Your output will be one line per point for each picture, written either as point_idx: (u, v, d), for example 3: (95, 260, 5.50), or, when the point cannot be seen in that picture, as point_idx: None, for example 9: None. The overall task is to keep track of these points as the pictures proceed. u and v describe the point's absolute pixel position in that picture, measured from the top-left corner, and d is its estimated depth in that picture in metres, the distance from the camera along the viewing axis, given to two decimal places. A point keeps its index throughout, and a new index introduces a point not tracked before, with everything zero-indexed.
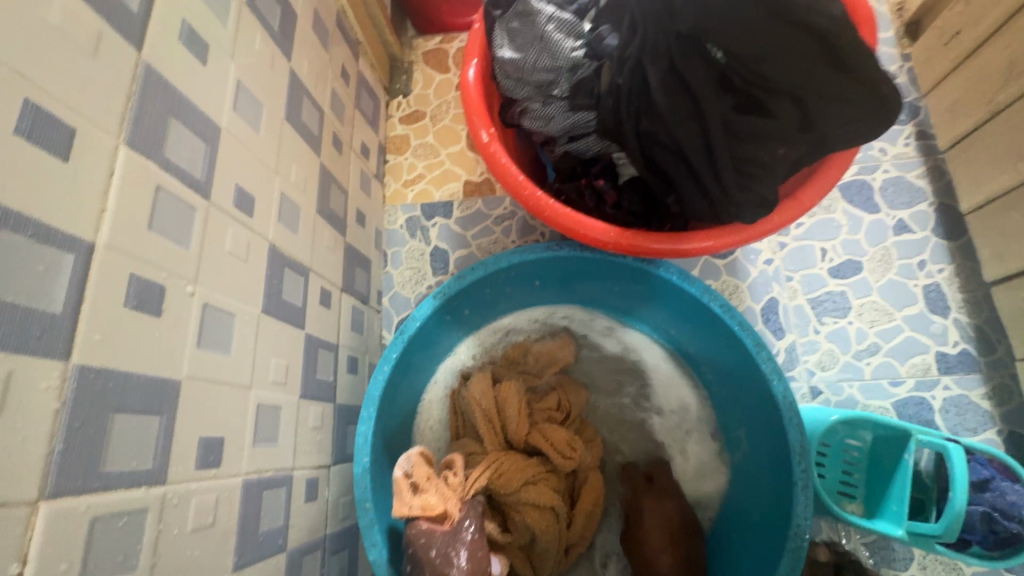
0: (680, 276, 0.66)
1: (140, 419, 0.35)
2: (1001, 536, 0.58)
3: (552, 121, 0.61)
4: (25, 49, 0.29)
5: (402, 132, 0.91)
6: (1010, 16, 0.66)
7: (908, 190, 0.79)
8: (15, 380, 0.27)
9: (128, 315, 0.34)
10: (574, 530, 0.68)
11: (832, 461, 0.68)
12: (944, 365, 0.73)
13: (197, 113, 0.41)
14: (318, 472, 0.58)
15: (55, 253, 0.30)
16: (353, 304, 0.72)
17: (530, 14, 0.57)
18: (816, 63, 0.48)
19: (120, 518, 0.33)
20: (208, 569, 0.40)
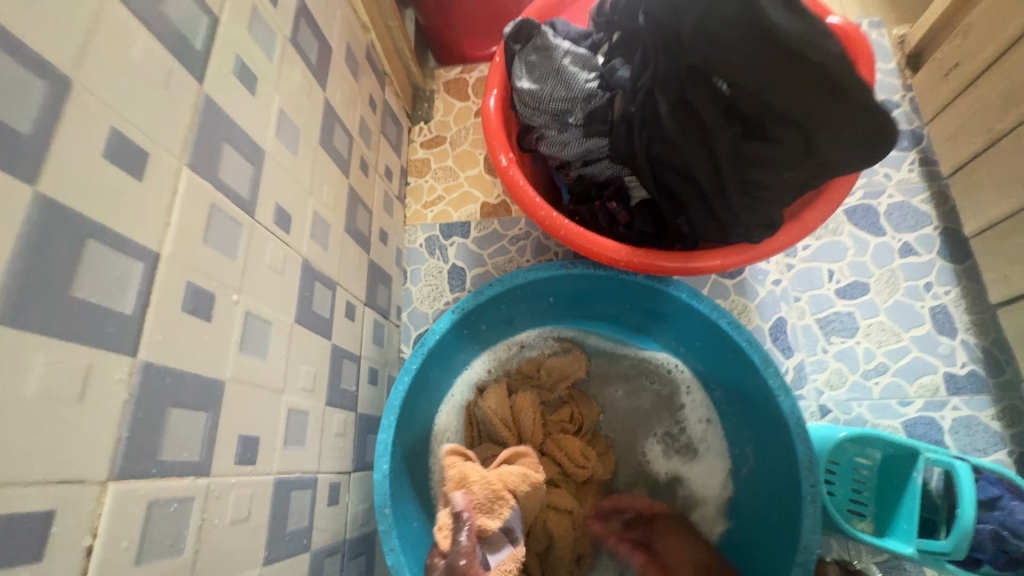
0: (690, 295, 0.68)
1: (191, 414, 0.38)
2: (1012, 555, 0.58)
3: (568, 146, 0.66)
4: (115, 83, 0.34)
5: (423, 156, 0.96)
6: (1007, 49, 0.69)
7: (913, 214, 0.82)
8: (94, 371, 0.31)
9: (185, 318, 0.37)
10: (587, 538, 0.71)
11: (842, 478, 0.70)
12: (953, 386, 0.74)
13: (246, 138, 0.46)
14: (340, 478, 0.61)
15: (129, 260, 0.33)
16: (374, 317, 0.75)
17: (547, 49, 0.62)
18: (821, 92, 0.50)
19: (171, 505, 0.36)
20: (240, 561, 0.42)
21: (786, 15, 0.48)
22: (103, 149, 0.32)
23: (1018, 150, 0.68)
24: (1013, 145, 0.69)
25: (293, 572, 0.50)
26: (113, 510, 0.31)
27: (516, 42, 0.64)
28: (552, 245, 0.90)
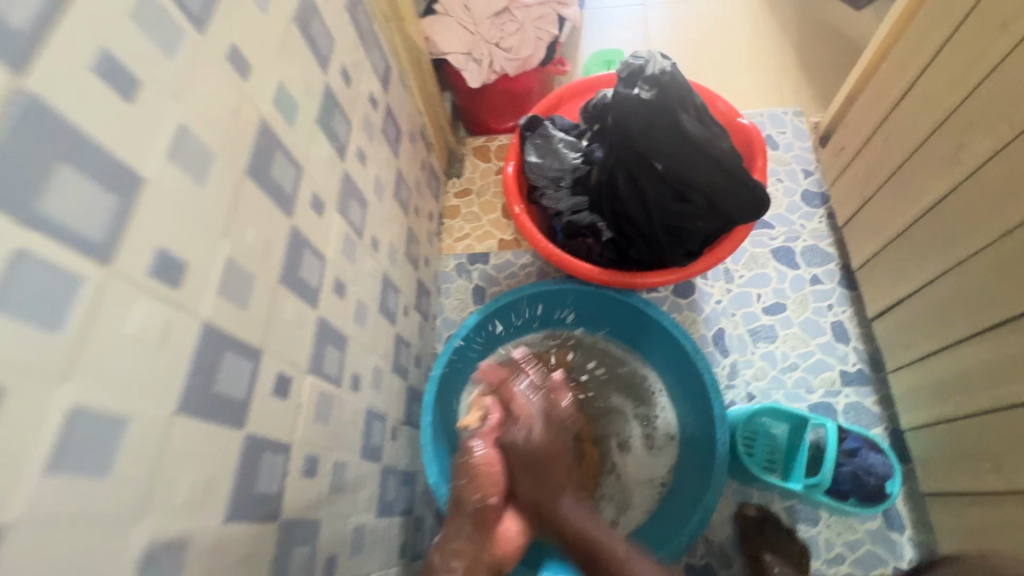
0: (644, 303, 0.96)
1: (334, 350, 0.66)
2: (867, 488, 0.84)
3: (561, 201, 0.95)
4: (315, 167, 0.64)
5: (455, 203, 1.27)
6: (865, 141, 0.99)
7: (820, 253, 1.10)
8: (306, 314, 0.59)
9: (334, 294, 0.66)
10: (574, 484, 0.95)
11: (760, 445, 0.93)
12: (846, 379, 1.00)
13: (357, 193, 0.76)
14: (396, 423, 0.88)
15: (317, 259, 0.63)
16: (419, 318, 1.03)
17: (549, 137, 0.94)
18: (716, 174, 0.81)
19: (326, 398, 0.63)
20: (350, 447, 0.69)
21: (695, 126, 0.81)
22: (309, 201, 0.62)
23: (875, 210, 0.97)
24: (872, 207, 0.97)
25: (372, 471, 0.76)
26: (308, 390, 0.59)
27: (528, 131, 0.97)
28: (551, 271, 1.19)
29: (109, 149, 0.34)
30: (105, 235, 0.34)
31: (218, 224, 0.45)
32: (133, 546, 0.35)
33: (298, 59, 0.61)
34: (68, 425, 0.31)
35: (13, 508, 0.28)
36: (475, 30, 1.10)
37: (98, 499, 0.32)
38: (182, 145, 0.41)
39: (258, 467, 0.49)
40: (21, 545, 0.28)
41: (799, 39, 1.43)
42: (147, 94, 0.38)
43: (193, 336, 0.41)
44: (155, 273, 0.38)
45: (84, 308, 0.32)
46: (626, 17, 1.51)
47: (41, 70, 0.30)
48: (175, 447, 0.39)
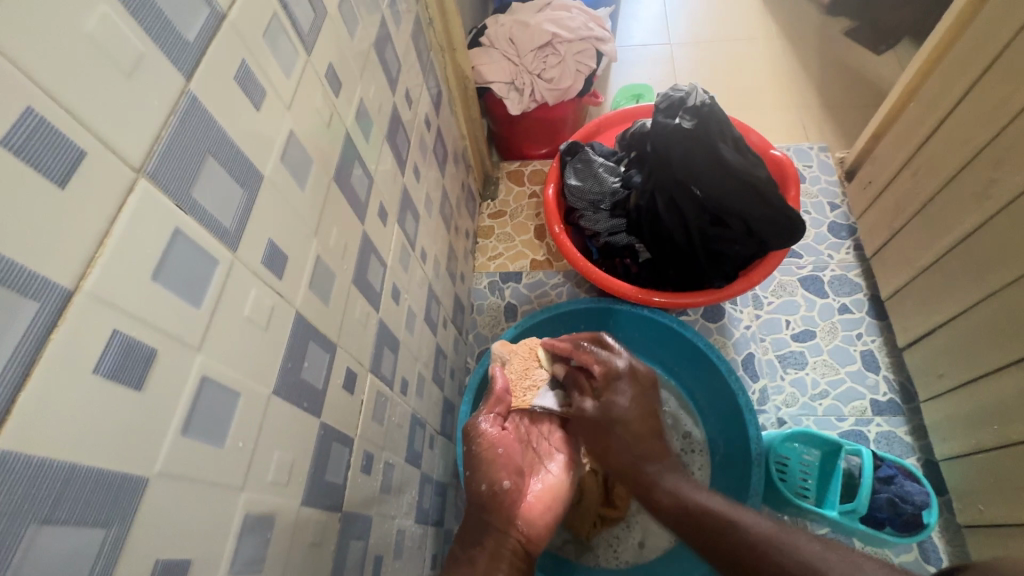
0: (678, 323, 0.98)
1: (389, 353, 0.69)
2: (904, 518, 0.84)
3: (599, 223, 0.99)
4: (381, 180, 0.68)
5: (489, 223, 1.31)
6: (893, 176, 1.03)
7: (849, 283, 1.12)
8: (370, 316, 0.62)
9: (390, 300, 0.70)
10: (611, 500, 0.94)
11: (793, 470, 0.93)
12: (877, 408, 1.00)
13: (411, 206, 0.80)
14: (434, 432, 0.89)
15: (378, 264, 0.66)
16: (454, 331, 1.06)
17: (589, 162, 0.98)
18: (754, 201, 0.85)
19: (382, 398, 0.65)
20: (397, 449, 0.71)
21: (733, 155, 0.85)
22: (377, 210, 0.66)
23: (906, 241, 0.99)
24: (903, 238, 1.00)
25: (413, 475, 0.77)
26: (369, 388, 0.61)
27: (568, 155, 1.01)
28: (582, 291, 1.22)
29: (240, 148, 0.38)
30: (234, 224, 0.37)
31: (311, 223, 0.49)
32: (235, 514, 0.37)
33: (374, 81, 0.66)
34: (200, 392, 0.33)
35: (157, 462, 0.30)
36: (518, 61, 1.17)
37: (214, 464, 0.35)
38: (290, 149, 0.45)
39: (328, 456, 0.51)
40: (159, 497, 0.30)
41: (822, 80, 1.49)
42: (269, 103, 0.42)
43: (289, 323, 0.44)
44: (266, 262, 0.41)
45: (216, 287, 0.35)
46: (654, 55, 1.58)
47: (202, 77, 0.34)
48: (271, 426, 0.41)
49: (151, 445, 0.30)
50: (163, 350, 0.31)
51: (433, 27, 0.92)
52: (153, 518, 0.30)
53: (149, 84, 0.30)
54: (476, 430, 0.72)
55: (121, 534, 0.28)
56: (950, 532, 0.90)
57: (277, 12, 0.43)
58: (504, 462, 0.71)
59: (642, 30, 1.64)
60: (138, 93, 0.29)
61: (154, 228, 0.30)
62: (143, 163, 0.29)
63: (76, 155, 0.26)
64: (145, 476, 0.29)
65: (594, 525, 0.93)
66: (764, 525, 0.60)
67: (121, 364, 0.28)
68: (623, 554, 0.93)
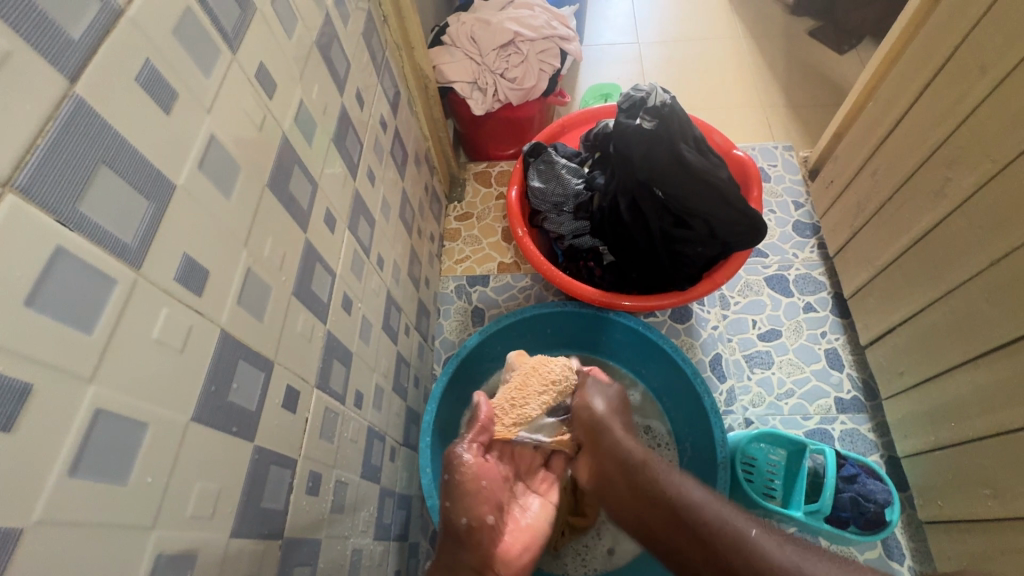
0: (644, 326, 0.97)
1: (340, 366, 0.66)
2: (868, 516, 0.84)
3: (563, 226, 0.97)
4: (329, 186, 0.65)
5: (456, 226, 1.29)
6: (854, 175, 1.03)
7: (813, 282, 1.12)
8: (316, 329, 0.59)
9: (341, 311, 0.67)
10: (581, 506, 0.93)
11: (759, 470, 0.93)
12: (841, 406, 1.01)
13: (364, 212, 0.77)
14: (395, 444, 0.86)
15: (325, 274, 0.63)
16: (419, 338, 1.03)
17: (552, 163, 0.96)
18: (716, 202, 0.84)
19: (332, 414, 0.63)
20: (351, 465, 0.68)
21: (694, 155, 0.84)
22: (323, 217, 0.63)
23: (867, 239, 1.00)
24: (864, 237, 1.00)
25: (371, 491, 0.74)
26: (315, 404, 0.58)
27: (531, 156, 0.99)
28: (550, 294, 1.20)
29: (144, 155, 0.35)
30: (138, 240, 0.34)
31: (240, 235, 0.45)
32: (144, 556, 0.34)
33: (319, 81, 0.63)
34: (92, 428, 0.30)
35: (36, 510, 0.27)
36: (481, 60, 1.14)
37: (114, 504, 0.32)
38: (210, 155, 0.42)
39: (265, 481, 0.48)
40: (39, 548, 0.27)
41: (787, 79, 1.50)
42: (183, 106, 0.39)
43: (212, 343, 0.41)
44: (181, 280, 0.38)
45: (113, 310, 0.32)
46: (622, 54, 1.58)
47: (91, 77, 0.31)
48: (190, 456, 0.38)
49: (26, 492, 0.27)
50: (39, 385, 0.27)
51: (388, 26, 0.89)
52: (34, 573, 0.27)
53: (19, 88, 0.27)
54: (457, 459, 0.66)
55: None
56: (912, 528, 0.91)
57: (192, 8, 0.40)
58: (485, 497, 0.66)
59: (610, 28, 1.63)
60: (2, 97, 0.26)
61: (27, 249, 0.27)
62: (11, 176, 0.26)
63: None
64: (17, 528, 0.26)
65: (561, 535, 0.90)
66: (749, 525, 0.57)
67: None
68: (593, 563, 0.92)
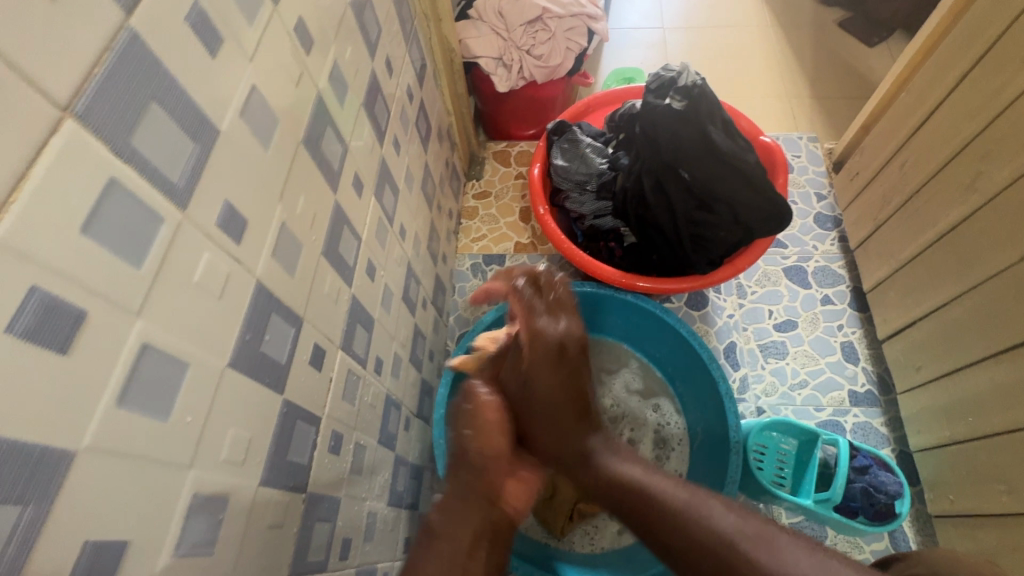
0: (662, 310, 0.96)
1: (363, 332, 0.66)
2: (878, 507, 0.85)
3: (585, 206, 0.97)
4: (358, 151, 0.65)
5: (474, 204, 1.28)
6: (881, 168, 1.02)
7: (832, 274, 1.11)
8: (342, 294, 0.59)
9: (365, 278, 0.67)
10: None
11: (770, 457, 0.93)
12: (855, 399, 1.01)
13: (389, 180, 0.77)
14: (410, 415, 0.86)
15: (352, 239, 0.63)
16: (434, 312, 1.04)
17: (577, 142, 0.96)
18: (741, 186, 0.84)
19: (354, 377, 0.63)
20: (369, 428, 0.68)
21: (722, 138, 0.83)
22: (351, 181, 0.63)
23: (892, 233, 0.98)
24: (889, 231, 0.99)
25: (386, 456, 0.75)
26: (338, 365, 0.58)
27: (555, 135, 0.98)
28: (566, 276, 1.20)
29: (192, 97, 0.35)
30: (184, 181, 0.34)
31: (276, 188, 0.45)
32: (182, 494, 0.34)
33: (352, 43, 0.62)
34: (139, 360, 0.31)
35: (88, 434, 0.28)
36: (507, 36, 1.13)
37: (158, 439, 0.32)
38: (252, 105, 0.42)
39: (292, 434, 0.48)
40: (91, 472, 0.28)
41: (814, 69, 1.47)
42: (228, 53, 0.39)
43: (249, 293, 0.41)
44: (221, 226, 0.38)
45: (161, 247, 0.32)
46: (646, 38, 1.55)
47: (145, 11, 0.31)
48: (226, 400, 0.38)
49: (80, 416, 0.27)
50: (94, 312, 0.28)
51: None
52: (84, 496, 0.28)
53: (79, 13, 0.27)
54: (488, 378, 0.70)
55: (41, 511, 0.26)
56: (920, 522, 0.92)
57: None
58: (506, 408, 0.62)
59: (636, 12, 1.61)
60: (64, 20, 0.26)
61: (84, 176, 0.27)
62: (71, 102, 0.26)
63: None
64: (71, 450, 0.27)
65: (568, 519, 0.92)
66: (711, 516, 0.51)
67: (41, 325, 0.25)
68: (600, 541, 0.93)
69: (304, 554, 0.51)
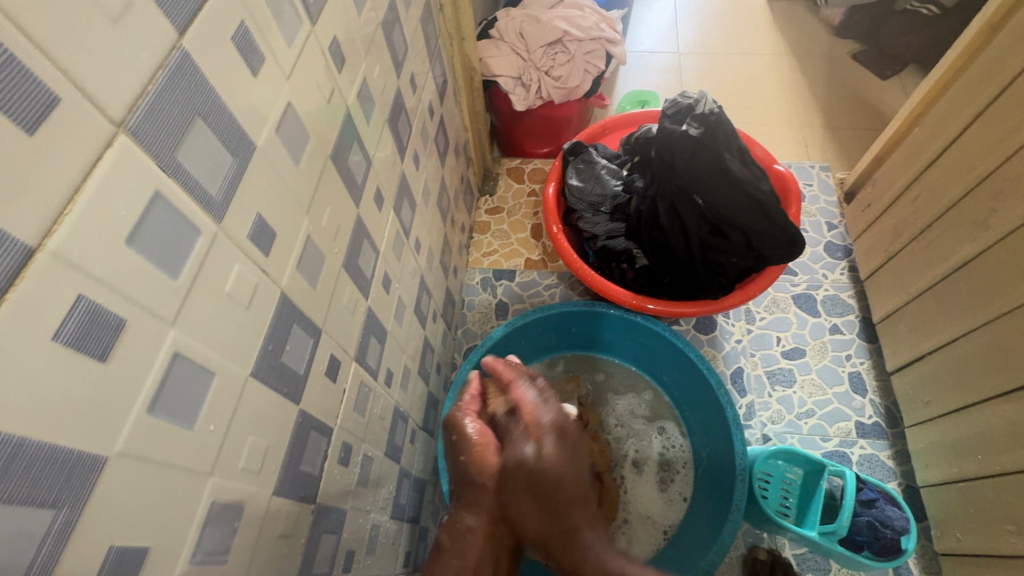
0: (672, 333, 0.97)
1: (376, 344, 0.67)
2: (884, 542, 0.83)
3: (598, 226, 0.97)
4: (381, 165, 0.67)
5: (486, 219, 1.29)
6: (894, 200, 1.02)
7: (841, 304, 1.11)
8: (358, 306, 0.60)
9: (381, 291, 0.68)
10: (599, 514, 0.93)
11: (775, 486, 0.92)
12: (862, 431, 1.00)
13: (408, 194, 0.78)
14: (416, 427, 0.86)
15: (371, 252, 0.64)
16: (444, 325, 1.04)
17: (592, 163, 0.97)
18: (755, 214, 0.85)
19: (366, 388, 0.64)
20: (377, 440, 0.68)
21: (737, 166, 0.85)
22: (373, 195, 0.64)
23: (904, 266, 0.99)
24: (900, 263, 1.00)
25: (392, 468, 0.75)
26: (352, 377, 0.59)
27: (571, 155, 1.00)
28: (575, 294, 1.20)
29: (233, 114, 0.36)
30: (222, 194, 0.35)
31: (304, 201, 0.46)
32: (201, 502, 0.35)
33: (380, 61, 0.64)
34: (170, 369, 0.32)
35: (119, 441, 0.28)
36: (527, 57, 1.15)
37: (181, 447, 0.33)
38: (287, 122, 0.43)
39: (306, 445, 0.49)
40: (119, 478, 0.29)
41: (827, 100, 1.49)
42: (267, 71, 0.40)
43: (274, 303, 0.42)
44: (252, 238, 0.39)
45: (196, 260, 0.33)
46: (661, 63, 1.58)
47: (197, 32, 0.32)
48: (246, 410, 0.39)
49: (113, 423, 0.28)
50: (132, 321, 0.29)
51: (443, 15, 0.90)
52: (111, 500, 0.28)
53: (137, 34, 0.28)
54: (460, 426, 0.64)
55: (73, 515, 0.26)
56: (926, 559, 0.90)
57: None
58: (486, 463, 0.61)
59: (652, 37, 1.63)
60: (125, 42, 0.27)
61: (134, 189, 0.28)
62: (125, 118, 0.27)
63: (51, 101, 0.24)
64: (103, 456, 0.28)
65: None
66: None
67: (85, 334, 0.26)
68: None
69: (310, 566, 0.51)
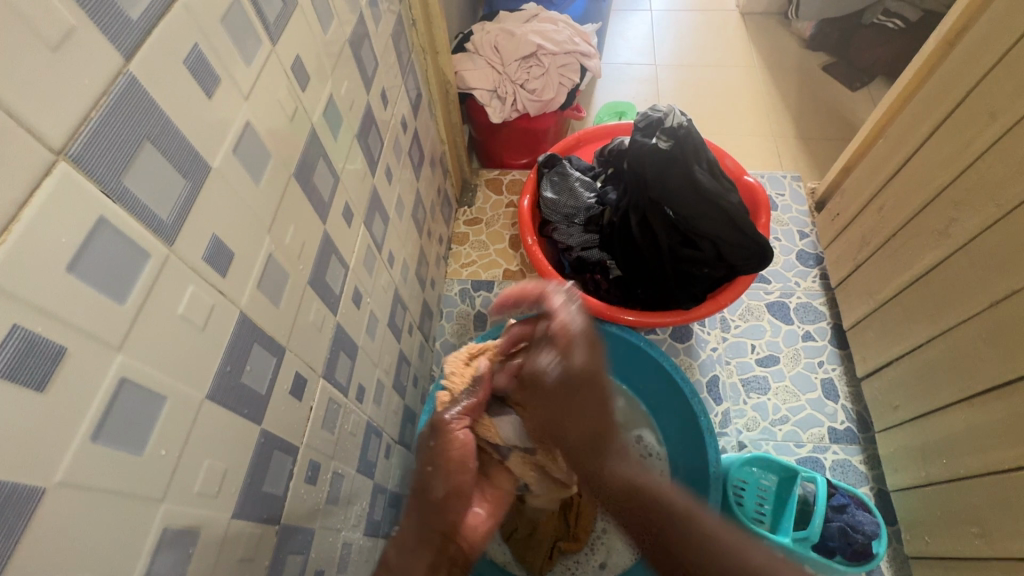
0: (647, 343, 0.98)
1: (346, 360, 0.66)
2: (855, 546, 0.85)
3: (573, 238, 0.99)
4: (350, 179, 0.66)
5: (465, 230, 1.30)
6: (861, 210, 1.05)
7: (814, 312, 1.13)
8: (326, 322, 0.60)
9: (351, 307, 0.68)
10: (578, 527, 0.93)
11: (750, 493, 0.93)
12: (834, 436, 1.02)
13: (380, 208, 0.78)
14: (391, 441, 0.86)
15: (340, 269, 0.64)
16: (421, 338, 1.04)
17: (566, 175, 0.98)
18: (725, 225, 0.86)
19: (335, 405, 0.63)
20: (348, 456, 0.68)
21: (706, 178, 0.86)
22: (341, 210, 0.64)
23: (871, 273, 1.01)
24: (867, 271, 1.02)
25: (365, 484, 0.74)
26: (319, 394, 0.59)
27: (545, 167, 1.01)
28: None
29: (185, 136, 0.36)
30: (173, 217, 0.35)
31: (265, 220, 0.46)
32: (152, 529, 0.35)
33: (348, 78, 0.64)
34: (116, 395, 0.31)
35: (59, 471, 0.28)
36: (503, 70, 1.17)
37: (129, 473, 0.33)
38: (245, 141, 0.43)
39: (268, 465, 0.48)
40: (58, 508, 0.28)
41: (798, 111, 1.52)
42: (223, 91, 0.40)
43: (231, 325, 0.42)
44: (208, 260, 0.39)
45: (146, 283, 0.33)
46: (637, 75, 1.61)
47: (146, 56, 0.32)
48: (203, 433, 0.39)
49: (51, 453, 0.28)
50: (73, 348, 0.28)
51: (416, 29, 0.91)
52: (50, 531, 0.28)
53: (80, 59, 0.28)
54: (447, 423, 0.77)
55: (7, 547, 0.26)
56: (898, 563, 0.92)
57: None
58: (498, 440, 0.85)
59: (628, 49, 1.66)
60: (66, 70, 0.27)
61: (74, 215, 0.28)
62: (65, 145, 0.27)
63: None
64: (40, 487, 0.27)
65: (548, 557, 0.92)
66: (698, 520, 0.62)
67: (19, 362, 0.26)
68: None
69: None
